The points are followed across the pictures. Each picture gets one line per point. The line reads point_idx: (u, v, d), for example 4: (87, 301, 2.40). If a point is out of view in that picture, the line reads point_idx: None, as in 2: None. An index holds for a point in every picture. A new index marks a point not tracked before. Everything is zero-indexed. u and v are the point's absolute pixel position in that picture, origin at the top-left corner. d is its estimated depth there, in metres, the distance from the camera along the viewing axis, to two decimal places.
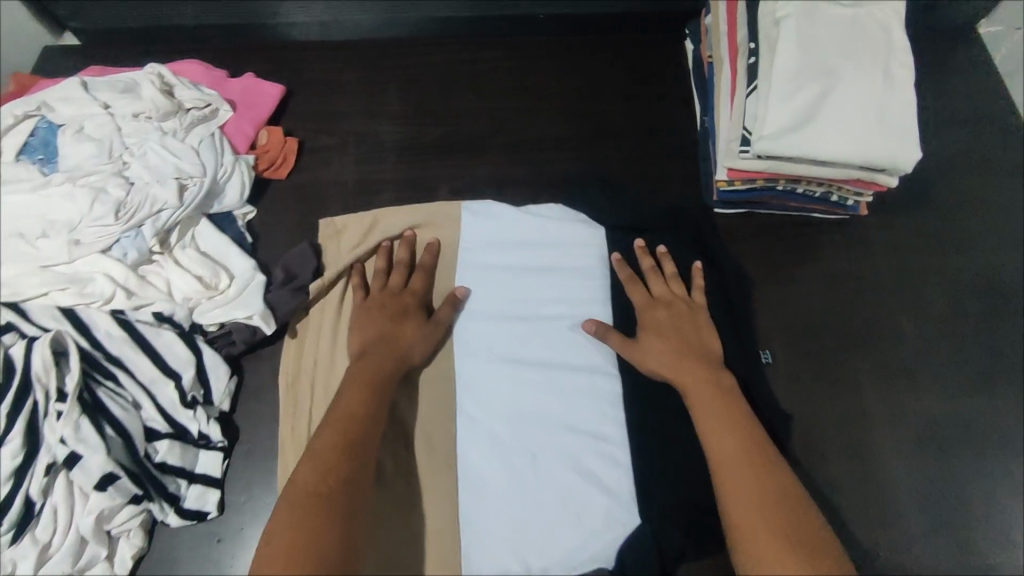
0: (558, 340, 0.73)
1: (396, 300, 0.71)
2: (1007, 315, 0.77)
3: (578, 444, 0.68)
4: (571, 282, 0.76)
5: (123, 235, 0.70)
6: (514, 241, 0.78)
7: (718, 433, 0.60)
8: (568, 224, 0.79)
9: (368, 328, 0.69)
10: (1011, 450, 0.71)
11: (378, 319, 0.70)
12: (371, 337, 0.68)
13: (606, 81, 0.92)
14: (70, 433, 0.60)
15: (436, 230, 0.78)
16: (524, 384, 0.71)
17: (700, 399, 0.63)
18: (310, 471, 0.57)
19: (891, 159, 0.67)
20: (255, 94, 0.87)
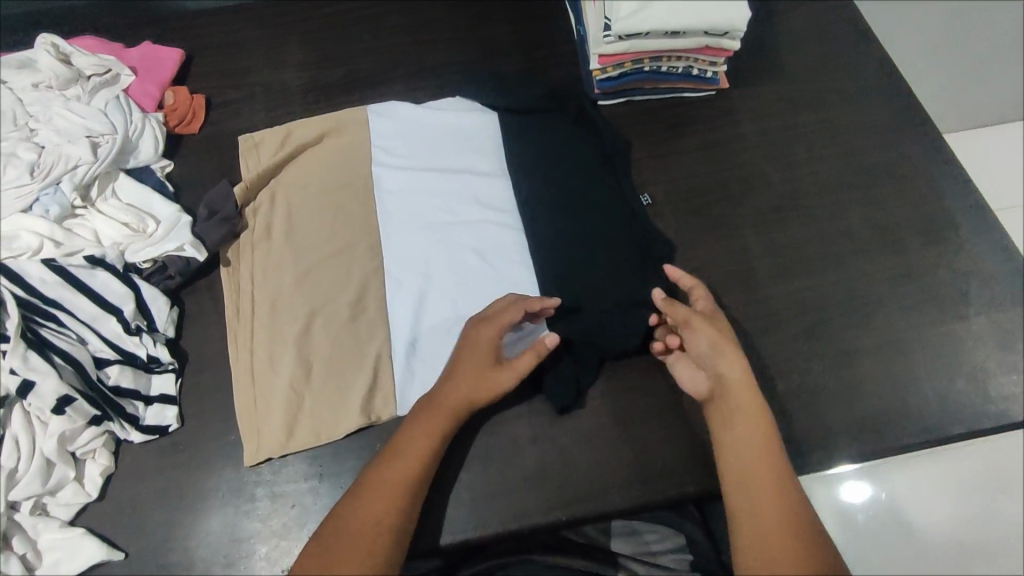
0: (466, 203, 0.82)
1: (483, 332, 0.67)
2: (861, 152, 0.87)
3: (491, 281, 0.78)
4: (473, 157, 0.85)
5: (41, 192, 0.72)
6: (418, 129, 0.87)
7: (744, 443, 0.62)
8: (466, 114, 0.88)
9: (448, 376, 0.67)
10: (880, 259, 0.80)
11: (471, 364, 0.66)
12: (453, 385, 0.66)
13: (489, 8, 1.00)
14: (19, 363, 0.63)
15: (346, 133, 0.86)
16: (440, 240, 0.80)
17: (731, 408, 0.64)
18: (362, 502, 0.60)
19: (727, 21, 0.77)
20: (156, 60, 0.91)
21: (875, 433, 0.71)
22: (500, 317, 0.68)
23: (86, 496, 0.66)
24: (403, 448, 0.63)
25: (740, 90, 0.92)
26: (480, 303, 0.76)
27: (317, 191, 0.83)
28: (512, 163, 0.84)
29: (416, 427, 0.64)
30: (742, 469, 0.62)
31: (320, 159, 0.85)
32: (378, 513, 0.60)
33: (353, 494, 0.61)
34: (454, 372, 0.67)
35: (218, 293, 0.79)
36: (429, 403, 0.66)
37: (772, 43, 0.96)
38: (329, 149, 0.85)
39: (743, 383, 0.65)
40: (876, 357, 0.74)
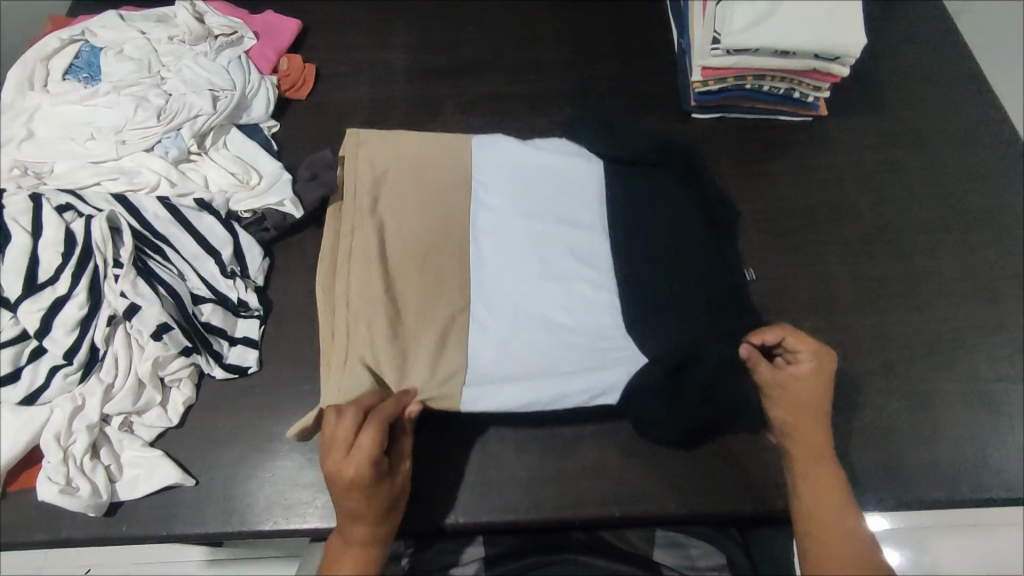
0: (560, 233, 0.75)
1: (343, 476, 0.59)
2: (959, 197, 0.85)
3: (584, 316, 0.71)
4: (571, 187, 0.78)
5: (165, 135, 0.79)
6: (513, 157, 0.79)
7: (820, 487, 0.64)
8: (574, 157, 0.80)
9: (345, 518, 0.61)
10: (967, 307, 0.77)
11: (360, 501, 0.60)
12: (356, 525, 0.61)
13: (594, 13, 1.01)
14: (129, 288, 0.68)
15: (436, 151, 0.80)
16: (533, 271, 0.72)
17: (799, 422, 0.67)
18: None
19: (841, 45, 0.76)
20: (276, 28, 0.96)
21: (948, 480, 0.68)
22: (353, 456, 0.60)
23: (167, 421, 0.69)
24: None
25: (840, 120, 0.90)
26: (571, 338, 0.70)
27: (411, 220, 0.76)
28: (623, 217, 0.75)
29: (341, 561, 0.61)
30: (819, 514, 0.63)
31: (414, 185, 0.78)
32: None
33: None
34: (348, 511, 0.61)
35: (308, 251, 0.82)
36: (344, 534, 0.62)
37: (877, 76, 0.94)
38: (418, 163, 0.79)
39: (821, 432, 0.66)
40: (954, 407, 0.71)
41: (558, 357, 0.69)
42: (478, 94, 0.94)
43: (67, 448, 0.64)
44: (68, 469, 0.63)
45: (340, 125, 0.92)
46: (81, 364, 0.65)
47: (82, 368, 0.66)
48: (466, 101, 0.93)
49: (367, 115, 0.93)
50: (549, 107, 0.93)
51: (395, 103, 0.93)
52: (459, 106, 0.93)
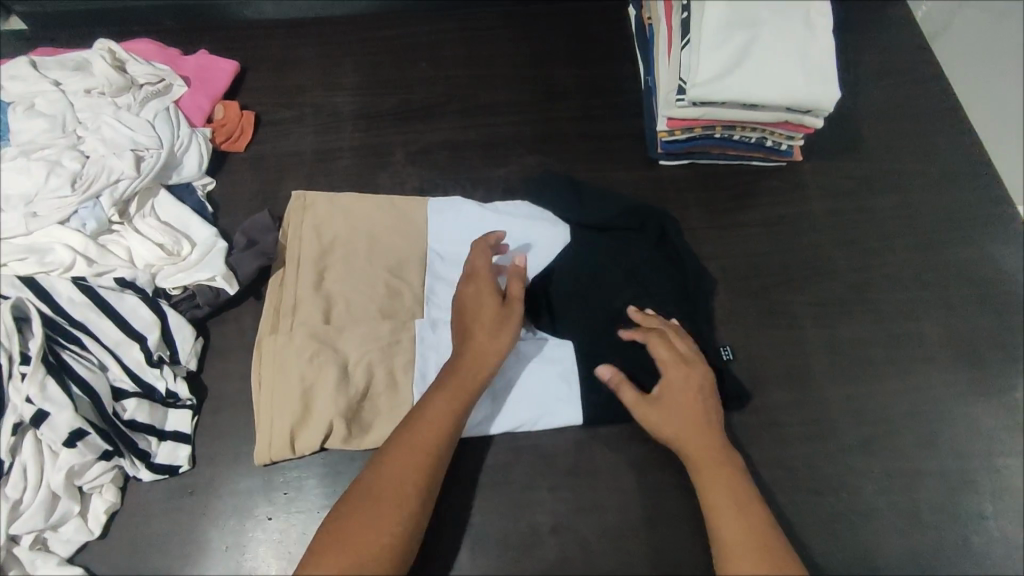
0: None
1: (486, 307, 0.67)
2: (938, 249, 0.81)
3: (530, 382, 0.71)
4: (528, 248, 0.77)
5: (80, 205, 0.70)
6: (472, 221, 0.78)
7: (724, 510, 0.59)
8: (536, 220, 0.79)
9: (470, 346, 0.65)
10: (948, 373, 0.73)
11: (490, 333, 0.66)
12: (476, 355, 0.65)
13: (556, 47, 0.95)
14: (36, 391, 0.61)
15: (393, 213, 0.79)
16: None
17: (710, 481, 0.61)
18: (394, 464, 0.59)
19: (814, 99, 0.71)
20: (209, 71, 0.89)
21: (930, 568, 0.65)
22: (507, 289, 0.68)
23: (88, 533, 0.64)
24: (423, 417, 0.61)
25: (814, 166, 0.86)
26: (514, 405, 0.70)
27: (365, 290, 0.75)
28: (580, 284, 0.74)
29: (440, 399, 0.62)
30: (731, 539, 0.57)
31: (367, 251, 0.77)
32: (404, 478, 0.58)
33: (388, 450, 0.60)
34: (472, 345, 0.65)
35: (246, 326, 0.75)
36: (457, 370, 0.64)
37: (853, 117, 0.89)
38: (372, 228, 0.78)
39: (716, 444, 0.63)
40: (935, 485, 0.68)
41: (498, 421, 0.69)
42: (432, 141, 0.87)
43: None
44: None
45: (282, 180, 0.85)
46: None
47: None
48: (419, 150, 0.87)
49: (311, 168, 0.86)
50: (507, 156, 0.87)
51: (342, 154, 0.86)
52: (411, 156, 0.86)
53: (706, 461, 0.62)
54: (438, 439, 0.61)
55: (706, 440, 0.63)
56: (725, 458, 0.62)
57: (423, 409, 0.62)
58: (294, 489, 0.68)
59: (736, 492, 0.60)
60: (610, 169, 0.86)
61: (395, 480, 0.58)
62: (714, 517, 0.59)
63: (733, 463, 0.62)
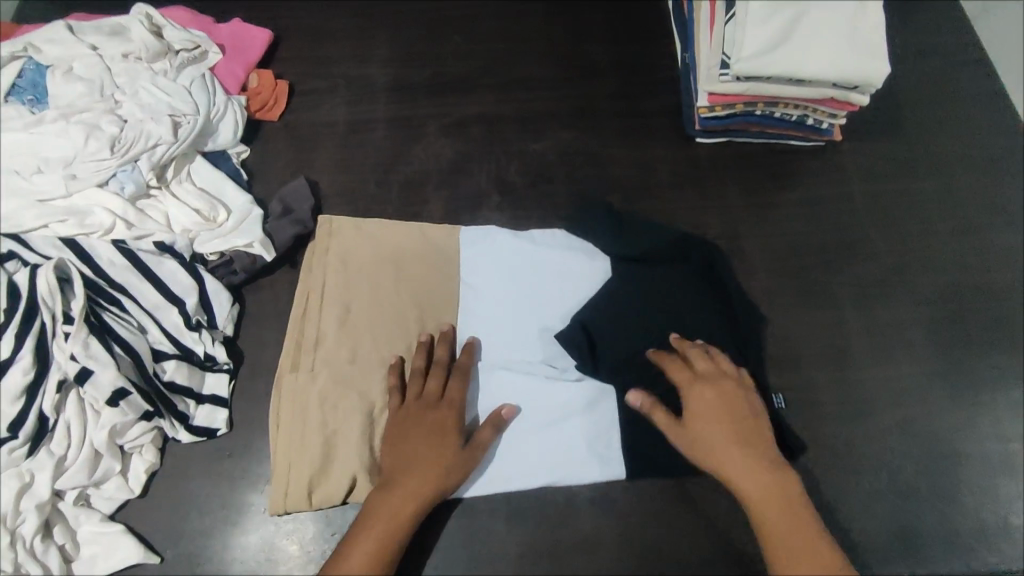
0: (546, 345, 0.73)
1: (429, 416, 0.66)
2: (979, 233, 0.80)
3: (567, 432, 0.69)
4: (566, 291, 0.76)
5: (119, 168, 0.71)
6: (509, 258, 0.77)
7: (779, 533, 0.59)
8: (575, 257, 0.77)
9: (400, 465, 0.63)
10: (986, 356, 0.73)
11: (425, 448, 0.64)
12: (406, 475, 0.63)
13: (590, 22, 0.94)
14: (80, 350, 0.62)
15: (427, 252, 0.77)
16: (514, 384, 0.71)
17: (762, 501, 0.61)
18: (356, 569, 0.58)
19: (862, 74, 0.70)
20: (244, 39, 0.88)
21: (966, 549, 0.65)
22: (447, 400, 0.67)
23: (129, 492, 0.64)
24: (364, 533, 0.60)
25: (854, 146, 0.84)
26: (550, 456, 0.68)
27: (393, 334, 0.72)
28: (617, 319, 0.72)
29: (376, 520, 0.61)
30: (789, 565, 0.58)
31: (397, 283, 0.74)
32: None
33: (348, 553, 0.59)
34: (406, 460, 0.63)
35: (282, 294, 0.76)
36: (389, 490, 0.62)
37: (894, 97, 0.88)
38: (405, 262, 0.76)
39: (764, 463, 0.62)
40: (971, 467, 0.68)
41: (533, 467, 0.68)
42: (466, 115, 0.87)
43: (15, 530, 0.58)
44: (16, 555, 0.57)
45: (315, 150, 0.85)
46: (29, 436, 0.60)
47: (31, 440, 0.60)
48: (453, 124, 0.86)
49: (345, 139, 0.85)
50: (541, 131, 0.86)
51: (376, 126, 0.86)
52: (445, 129, 0.86)
53: (758, 487, 0.61)
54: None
55: (753, 463, 0.62)
56: (775, 479, 0.62)
57: (374, 508, 0.61)
58: None
59: (791, 516, 0.60)
60: (646, 146, 0.85)
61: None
62: (770, 542, 0.59)
63: (784, 480, 0.62)
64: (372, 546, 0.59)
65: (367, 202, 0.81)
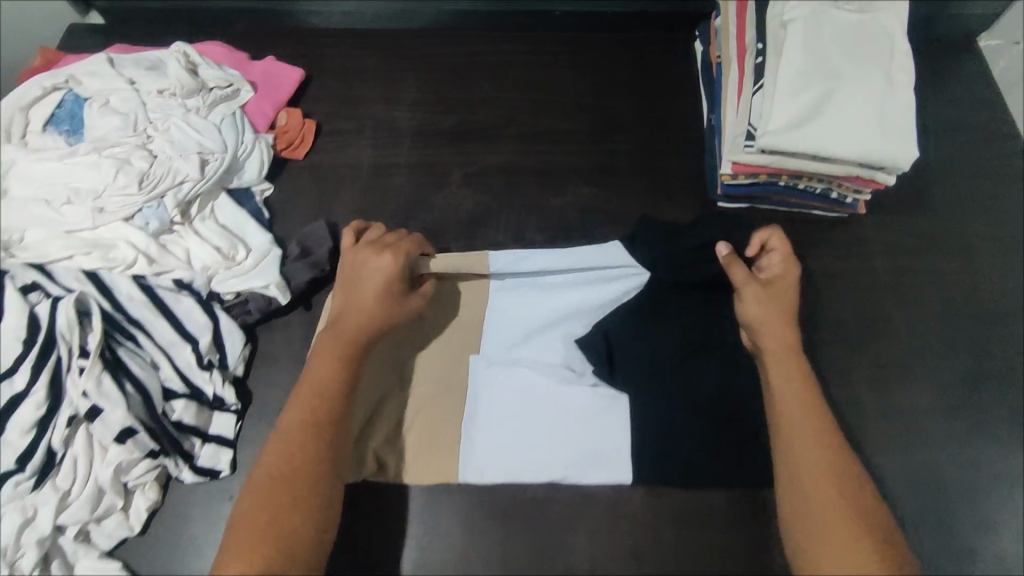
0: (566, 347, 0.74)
1: (366, 267, 0.66)
2: (1004, 317, 0.78)
3: (581, 431, 0.70)
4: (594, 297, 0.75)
5: (145, 205, 0.73)
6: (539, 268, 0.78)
7: (802, 428, 0.58)
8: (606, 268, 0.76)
9: (349, 308, 0.64)
10: (1001, 448, 0.71)
11: (367, 292, 0.64)
12: (353, 315, 0.63)
13: (617, 77, 0.94)
14: (93, 387, 0.63)
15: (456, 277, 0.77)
16: (531, 383, 0.72)
17: (787, 388, 0.61)
18: (287, 447, 0.57)
19: (889, 158, 0.69)
20: (276, 77, 0.90)
21: None
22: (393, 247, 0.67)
23: (128, 528, 0.65)
24: (290, 414, 0.59)
25: (878, 219, 0.83)
26: (562, 455, 0.69)
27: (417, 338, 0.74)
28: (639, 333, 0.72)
29: (305, 396, 0.59)
30: (807, 464, 0.56)
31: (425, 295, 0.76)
32: (292, 450, 0.56)
33: (287, 423, 0.58)
34: (348, 307, 0.64)
35: (293, 335, 0.76)
36: (312, 369, 0.61)
37: (921, 170, 0.87)
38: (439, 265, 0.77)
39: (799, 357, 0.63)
40: (982, 564, 0.66)
41: (544, 464, 0.69)
42: (487, 163, 0.88)
43: (13, 564, 0.59)
44: None
45: (338, 190, 0.86)
46: (36, 470, 0.60)
47: (37, 474, 0.61)
48: (474, 171, 0.87)
49: (368, 181, 0.86)
50: (563, 184, 0.86)
51: (398, 170, 0.87)
52: (466, 177, 0.87)
53: (793, 383, 0.61)
54: (301, 455, 0.56)
55: (794, 362, 0.62)
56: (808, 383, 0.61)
57: (311, 376, 0.61)
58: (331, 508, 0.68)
59: (812, 421, 0.58)
60: (667, 208, 0.85)
61: (291, 445, 0.57)
62: (788, 428, 0.58)
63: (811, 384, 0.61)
64: (300, 418, 0.58)
65: None
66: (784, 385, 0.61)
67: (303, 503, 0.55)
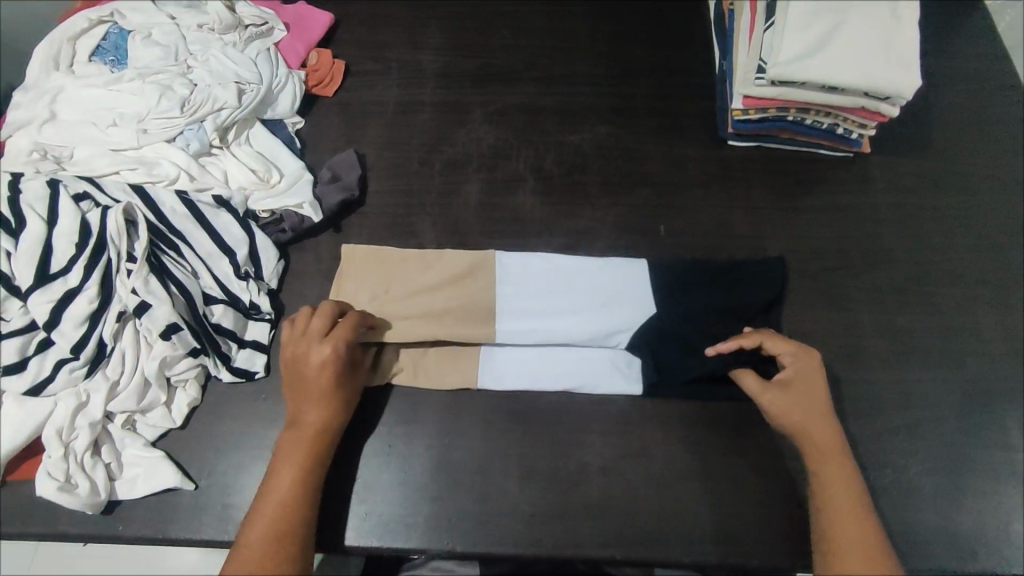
0: (583, 277, 0.76)
1: (308, 355, 0.66)
2: (1001, 250, 0.82)
3: (594, 350, 0.74)
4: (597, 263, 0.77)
5: (187, 127, 0.77)
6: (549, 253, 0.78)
7: (847, 528, 0.62)
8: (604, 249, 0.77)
9: (300, 403, 0.66)
10: (996, 369, 0.75)
11: (316, 384, 0.66)
12: (308, 412, 0.65)
13: (634, 26, 0.98)
14: (140, 285, 0.67)
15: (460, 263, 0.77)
16: (548, 308, 0.74)
17: (825, 474, 0.65)
18: (263, 526, 0.60)
19: (894, 88, 0.73)
20: (308, 20, 0.94)
21: (963, 549, 0.67)
22: (334, 330, 0.67)
23: (171, 421, 0.69)
24: (267, 493, 0.62)
25: (884, 159, 0.87)
26: (574, 372, 0.73)
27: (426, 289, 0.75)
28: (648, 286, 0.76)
29: (280, 473, 0.63)
30: (846, 544, 0.61)
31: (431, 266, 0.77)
32: (274, 529, 0.60)
33: (266, 491, 0.62)
34: (297, 403, 0.66)
35: (322, 255, 0.80)
36: (281, 452, 0.64)
37: (927, 115, 0.90)
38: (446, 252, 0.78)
39: (840, 445, 0.66)
40: (974, 473, 0.70)
41: (556, 381, 0.72)
42: (508, 103, 0.91)
43: (68, 443, 0.64)
44: (68, 465, 0.63)
45: (365, 126, 0.90)
46: (88, 359, 0.65)
47: (88, 363, 0.65)
48: (495, 111, 0.91)
49: (393, 118, 0.90)
50: (580, 124, 0.90)
51: (423, 108, 0.91)
52: (488, 116, 0.90)
53: (838, 483, 0.64)
54: (287, 523, 0.61)
55: (841, 467, 0.65)
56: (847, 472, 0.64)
57: (279, 459, 0.64)
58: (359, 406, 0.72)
59: (851, 503, 0.63)
60: (681, 145, 0.88)
61: (268, 522, 0.60)
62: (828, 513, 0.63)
63: (855, 475, 0.65)
64: (277, 495, 0.62)
65: (409, 177, 0.86)
66: (826, 472, 0.65)
67: (297, 547, 0.60)
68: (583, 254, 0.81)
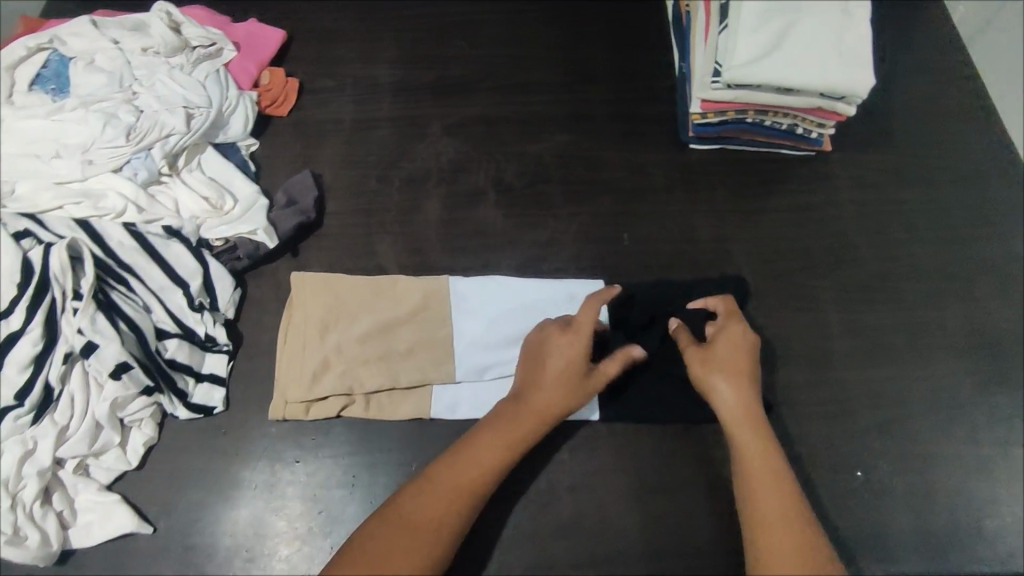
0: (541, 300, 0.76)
1: (567, 346, 0.66)
2: (963, 242, 0.82)
3: None
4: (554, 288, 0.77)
5: (134, 155, 0.75)
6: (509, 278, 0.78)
7: (773, 527, 0.58)
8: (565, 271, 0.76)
9: (534, 387, 0.65)
10: (963, 362, 0.75)
11: (563, 371, 0.65)
12: (546, 396, 0.64)
13: (592, 31, 0.97)
14: (87, 324, 0.64)
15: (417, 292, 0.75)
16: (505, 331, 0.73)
17: (751, 471, 0.62)
18: (421, 506, 0.59)
19: (849, 86, 0.73)
20: (258, 38, 0.92)
21: (937, 546, 0.67)
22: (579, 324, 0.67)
23: (126, 463, 0.67)
24: (443, 472, 0.61)
25: (846, 156, 0.87)
26: None
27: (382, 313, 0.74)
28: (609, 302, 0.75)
29: (472, 456, 0.61)
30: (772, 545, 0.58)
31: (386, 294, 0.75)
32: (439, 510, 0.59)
33: (439, 472, 0.61)
34: (540, 386, 0.65)
35: (280, 280, 0.78)
36: (481, 433, 0.63)
37: (886, 110, 0.90)
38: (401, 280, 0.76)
39: (767, 439, 0.63)
40: (946, 468, 0.70)
41: None
42: (467, 115, 0.90)
43: (16, 493, 0.61)
44: (15, 517, 0.60)
45: (321, 145, 0.88)
46: (34, 404, 0.63)
47: (35, 408, 0.63)
48: (454, 124, 0.89)
49: (350, 135, 0.88)
50: (540, 134, 0.89)
51: (380, 124, 0.89)
52: (446, 129, 0.89)
53: (766, 483, 0.61)
54: (452, 510, 0.59)
55: (767, 465, 0.62)
56: (774, 457, 0.62)
57: (475, 441, 0.63)
58: (322, 435, 0.70)
59: (777, 500, 0.60)
60: (643, 151, 0.87)
61: (443, 500, 0.59)
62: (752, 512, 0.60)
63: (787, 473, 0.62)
64: (458, 478, 0.60)
65: (368, 196, 0.84)
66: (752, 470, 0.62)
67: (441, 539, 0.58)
68: (547, 266, 0.80)
